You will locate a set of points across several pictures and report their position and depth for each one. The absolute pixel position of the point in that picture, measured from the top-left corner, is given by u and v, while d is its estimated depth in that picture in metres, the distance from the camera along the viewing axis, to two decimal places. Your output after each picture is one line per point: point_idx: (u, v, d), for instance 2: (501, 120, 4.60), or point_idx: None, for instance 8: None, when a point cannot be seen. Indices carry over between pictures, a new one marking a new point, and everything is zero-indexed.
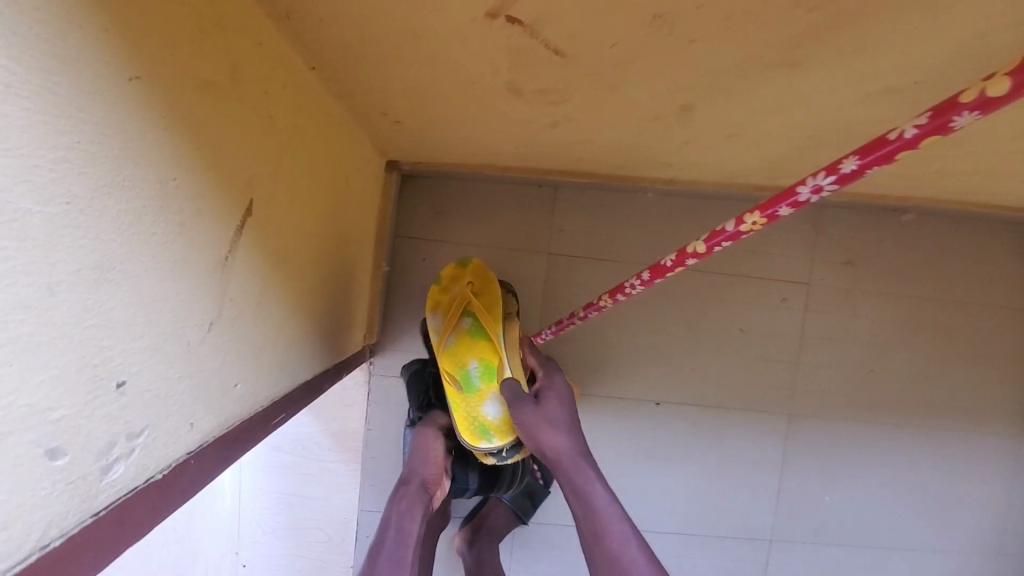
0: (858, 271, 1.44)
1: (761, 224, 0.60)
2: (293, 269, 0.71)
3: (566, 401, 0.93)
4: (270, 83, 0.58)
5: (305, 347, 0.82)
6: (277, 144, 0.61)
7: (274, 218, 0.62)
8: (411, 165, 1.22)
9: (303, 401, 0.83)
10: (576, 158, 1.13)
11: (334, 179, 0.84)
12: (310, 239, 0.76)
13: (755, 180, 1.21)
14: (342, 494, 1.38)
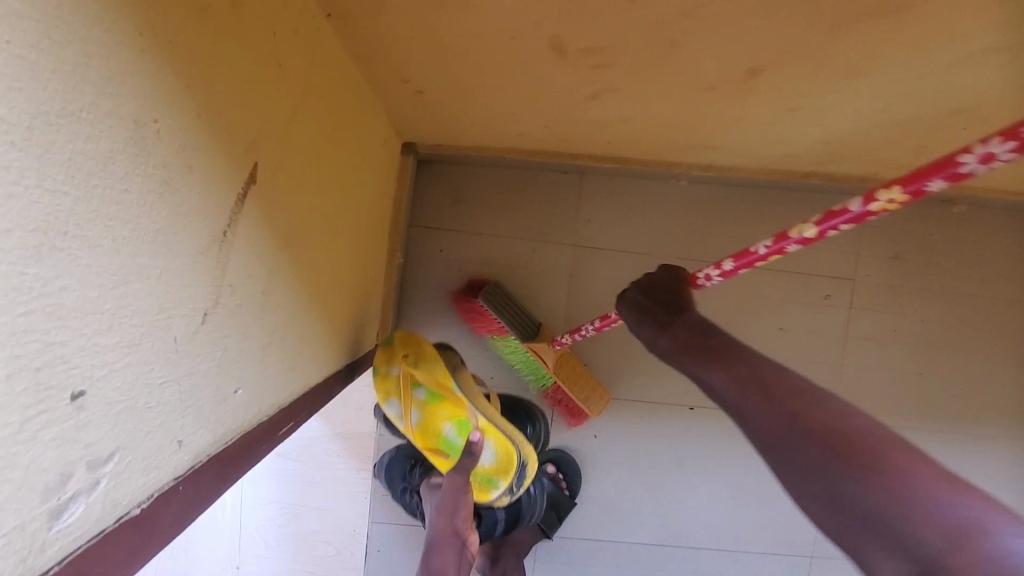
0: (906, 267, 1.33)
1: (901, 201, 0.52)
2: (305, 256, 0.61)
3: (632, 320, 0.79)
4: (280, 23, 0.48)
5: (317, 346, 0.72)
6: (286, 103, 0.51)
7: (282, 191, 0.52)
8: (429, 147, 1.12)
9: (315, 406, 0.74)
10: (610, 141, 1.03)
11: (351, 156, 0.74)
12: (324, 222, 0.67)
13: (803, 163, 1.11)
14: (351, 504, 1.28)
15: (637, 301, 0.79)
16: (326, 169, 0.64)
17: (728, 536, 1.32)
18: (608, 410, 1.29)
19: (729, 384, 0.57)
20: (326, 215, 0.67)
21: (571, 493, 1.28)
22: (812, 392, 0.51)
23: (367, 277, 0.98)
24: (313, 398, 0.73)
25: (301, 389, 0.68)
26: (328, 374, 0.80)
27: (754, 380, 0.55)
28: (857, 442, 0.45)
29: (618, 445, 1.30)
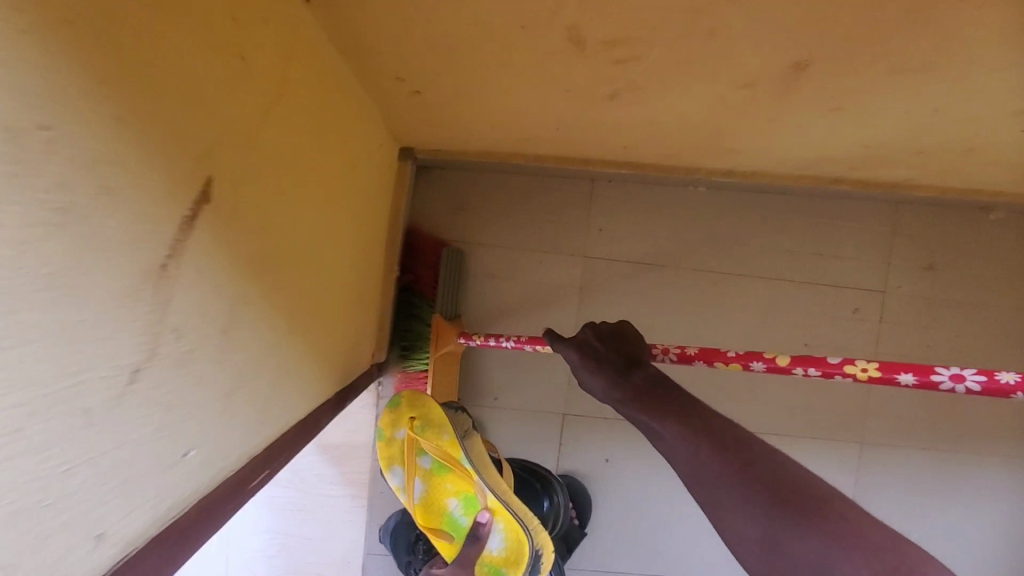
0: (940, 278, 1.24)
1: (868, 377, 0.55)
2: (283, 282, 0.53)
3: (589, 362, 0.69)
4: (247, 8, 0.39)
5: (300, 379, 0.65)
6: (258, 105, 0.43)
7: (252, 209, 0.44)
8: (429, 153, 1.04)
9: (299, 445, 0.66)
10: (624, 145, 0.95)
11: (340, 165, 0.66)
12: (308, 242, 0.59)
13: (833, 167, 1.02)
14: (346, 533, 1.20)
15: (600, 354, 0.69)
16: (309, 180, 0.56)
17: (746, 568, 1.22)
18: (619, 432, 1.20)
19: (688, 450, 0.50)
20: (310, 234, 0.59)
21: (581, 523, 1.19)
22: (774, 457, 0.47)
23: (360, 295, 0.90)
24: (297, 436, 0.65)
25: (280, 431, 0.60)
26: (315, 406, 0.73)
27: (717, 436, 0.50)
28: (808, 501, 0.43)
29: (631, 470, 1.21)
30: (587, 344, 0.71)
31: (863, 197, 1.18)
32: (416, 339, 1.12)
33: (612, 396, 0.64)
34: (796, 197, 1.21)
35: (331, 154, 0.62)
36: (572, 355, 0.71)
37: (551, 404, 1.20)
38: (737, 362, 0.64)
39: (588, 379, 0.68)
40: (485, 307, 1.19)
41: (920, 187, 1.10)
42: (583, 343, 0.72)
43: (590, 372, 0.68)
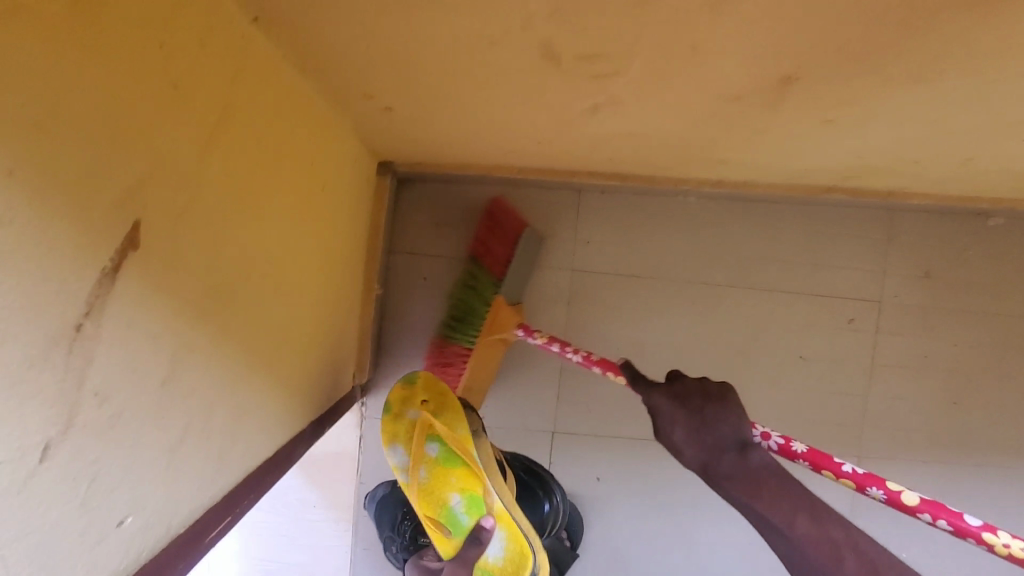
0: (937, 286, 1.21)
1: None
2: (241, 319, 0.50)
3: (682, 413, 0.58)
4: (183, 34, 0.36)
5: (266, 416, 0.61)
6: (200, 134, 0.40)
7: (196, 248, 0.41)
8: (409, 166, 1.01)
9: (268, 484, 0.62)
10: (611, 157, 0.92)
11: (305, 187, 0.63)
12: (269, 272, 0.55)
13: (827, 177, 0.99)
14: (332, 560, 1.16)
15: (701, 407, 0.57)
16: (268, 208, 0.53)
17: None
18: (611, 450, 1.17)
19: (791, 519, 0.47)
20: (271, 265, 0.56)
21: (572, 545, 1.15)
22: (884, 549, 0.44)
23: (336, 317, 0.87)
24: (265, 475, 0.61)
25: (246, 472, 0.57)
26: (287, 439, 0.69)
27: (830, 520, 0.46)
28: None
29: (624, 488, 1.18)
30: (687, 394, 0.60)
31: (858, 205, 1.16)
32: (469, 315, 1.05)
33: (704, 463, 0.54)
34: (788, 205, 1.18)
35: (293, 180, 0.59)
36: (660, 403, 0.61)
37: (541, 421, 1.17)
38: (849, 480, 0.52)
39: (671, 432, 0.58)
40: None
41: (916, 195, 1.07)
42: (675, 393, 0.61)
43: (677, 424, 0.58)
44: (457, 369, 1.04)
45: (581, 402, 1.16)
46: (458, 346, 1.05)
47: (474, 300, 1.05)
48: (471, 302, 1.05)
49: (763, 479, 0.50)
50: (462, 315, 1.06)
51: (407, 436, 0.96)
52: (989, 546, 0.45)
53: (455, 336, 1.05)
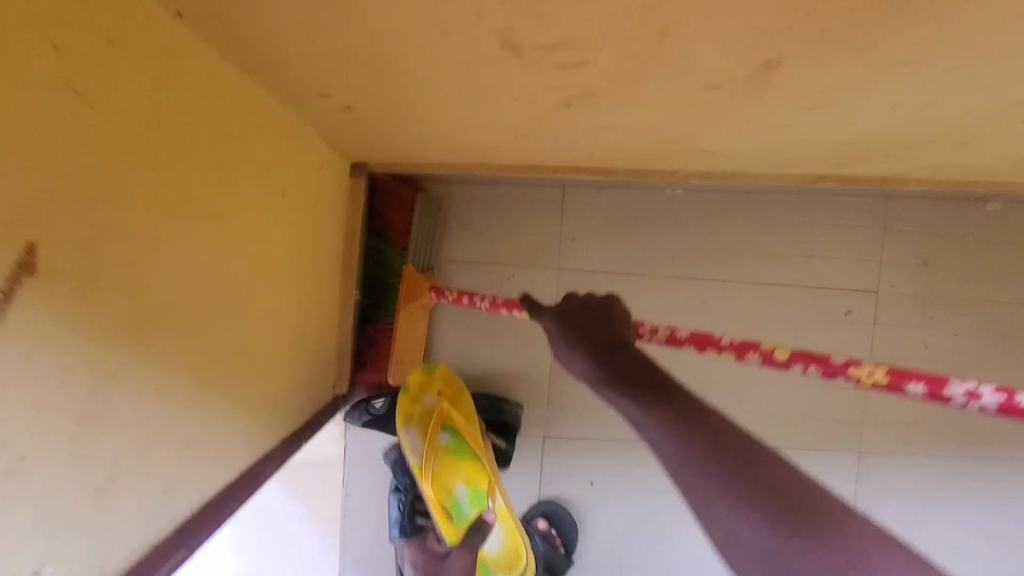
0: (935, 275, 1.17)
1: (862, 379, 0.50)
2: (184, 341, 0.47)
3: (567, 335, 0.64)
4: (82, 44, 0.34)
5: (226, 438, 0.58)
6: (110, 150, 0.37)
7: (118, 273, 0.39)
8: (384, 167, 0.97)
9: (232, 509, 0.59)
10: (593, 152, 0.88)
11: (260, 195, 0.60)
12: (221, 288, 0.53)
13: (818, 165, 0.95)
14: (320, 573, 1.14)
15: (585, 330, 0.64)
16: (212, 221, 0.50)
17: None
18: (604, 452, 1.14)
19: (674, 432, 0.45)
20: (223, 279, 0.53)
21: (567, 552, 1.12)
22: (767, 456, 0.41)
23: (309, 327, 0.83)
24: (229, 501, 0.59)
25: (202, 501, 0.54)
26: (256, 459, 0.66)
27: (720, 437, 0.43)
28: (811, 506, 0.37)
29: (620, 491, 1.14)
30: (575, 318, 0.67)
31: (852, 193, 1.11)
32: (384, 289, 1.04)
33: (589, 375, 0.58)
34: (780, 195, 1.14)
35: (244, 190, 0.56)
36: (553, 327, 0.67)
37: (530, 425, 1.13)
38: (729, 350, 0.59)
39: (563, 353, 0.64)
40: (456, 326, 1.13)
41: (911, 181, 1.04)
42: (568, 319, 0.67)
43: (565, 346, 0.63)
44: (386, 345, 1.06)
45: (571, 404, 1.13)
46: (381, 324, 1.05)
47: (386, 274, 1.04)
48: (385, 278, 1.04)
49: (654, 386, 0.50)
50: (376, 293, 1.04)
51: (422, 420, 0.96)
52: (854, 378, 0.50)
53: (375, 316, 1.04)
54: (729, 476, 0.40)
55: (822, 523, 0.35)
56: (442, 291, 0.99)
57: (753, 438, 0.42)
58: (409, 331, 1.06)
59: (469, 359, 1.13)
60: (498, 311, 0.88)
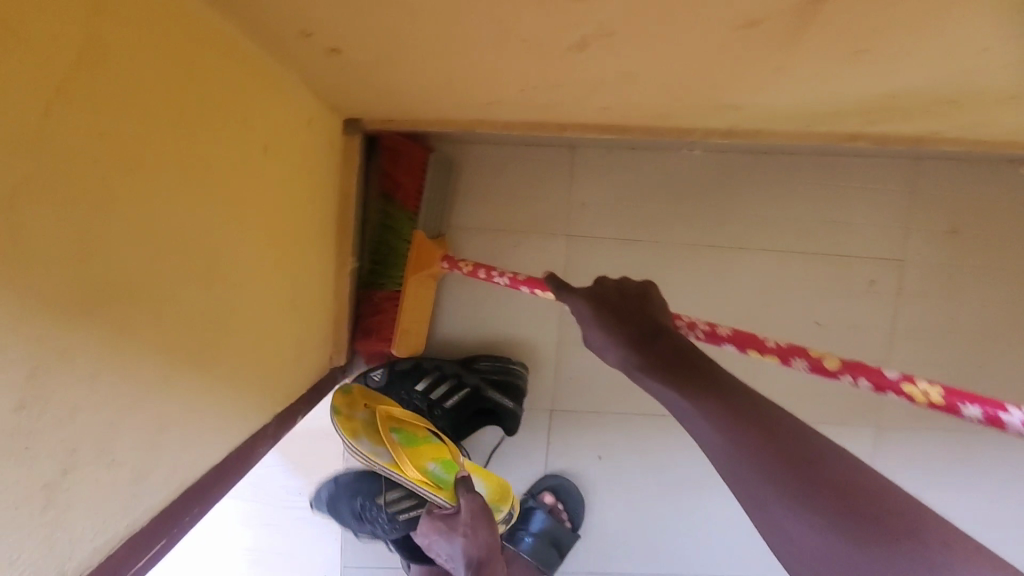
0: (964, 242, 1.10)
1: (903, 396, 0.51)
2: (150, 318, 0.43)
3: (596, 313, 0.65)
4: None
5: (206, 420, 0.54)
6: (47, 98, 0.32)
7: (61, 245, 0.34)
8: (379, 124, 0.90)
9: (214, 497, 0.56)
10: (606, 106, 0.81)
11: (234, 151, 0.54)
12: (191, 257, 0.48)
13: (847, 122, 0.88)
14: (321, 548, 1.11)
15: (616, 309, 0.64)
16: (178, 181, 0.45)
17: (754, 563, 1.14)
18: (612, 426, 1.10)
19: (733, 431, 0.45)
20: (194, 247, 0.48)
21: (573, 526, 1.10)
22: (836, 453, 0.42)
23: (300, 297, 0.78)
24: (209, 488, 0.55)
25: (179, 488, 0.51)
26: (244, 438, 0.63)
27: (781, 436, 0.43)
28: (877, 500, 0.38)
29: (628, 465, 1.11)
30: (604, 295, 0.67)
31: (880, 154, 1.04)
32: (391, 254, 0.98)
33: (623, 359, 0.60)
34: (802, 156, 1.06)
35: (212, 146, 0.50)
36: (580, 306, 0.67)
37: (536, 399, 1.09)
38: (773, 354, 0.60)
39: (590, 334, 0.65)
40: (459, 297, 1.06)
41: (947, 141, 0.96)
42: (595, 295, 0.67)
43: (594, 325, 0.64)
44: (390, 316, 0.99)
45: (578, 377, 1.08)
46: (387, 292, 0.99)
47: (393, 239, 0.98)
48: (392, 243, 0.98)
49: (691, 373, 0.52)
50: (383, 258, 0.99)
51: (365, 429, 0.91)
52: (903, 397, 0.50)
53: (382, 283, 0.99)
54: (771, 463, 0.42)
55: (888, 521, 0.37)
56: (456, 262, 0.95)
57: (790, 426, 0.44)
58: (417, 302, 0.99)
59: (472, 332, 1.07)
60: (516, 287, 0.86)
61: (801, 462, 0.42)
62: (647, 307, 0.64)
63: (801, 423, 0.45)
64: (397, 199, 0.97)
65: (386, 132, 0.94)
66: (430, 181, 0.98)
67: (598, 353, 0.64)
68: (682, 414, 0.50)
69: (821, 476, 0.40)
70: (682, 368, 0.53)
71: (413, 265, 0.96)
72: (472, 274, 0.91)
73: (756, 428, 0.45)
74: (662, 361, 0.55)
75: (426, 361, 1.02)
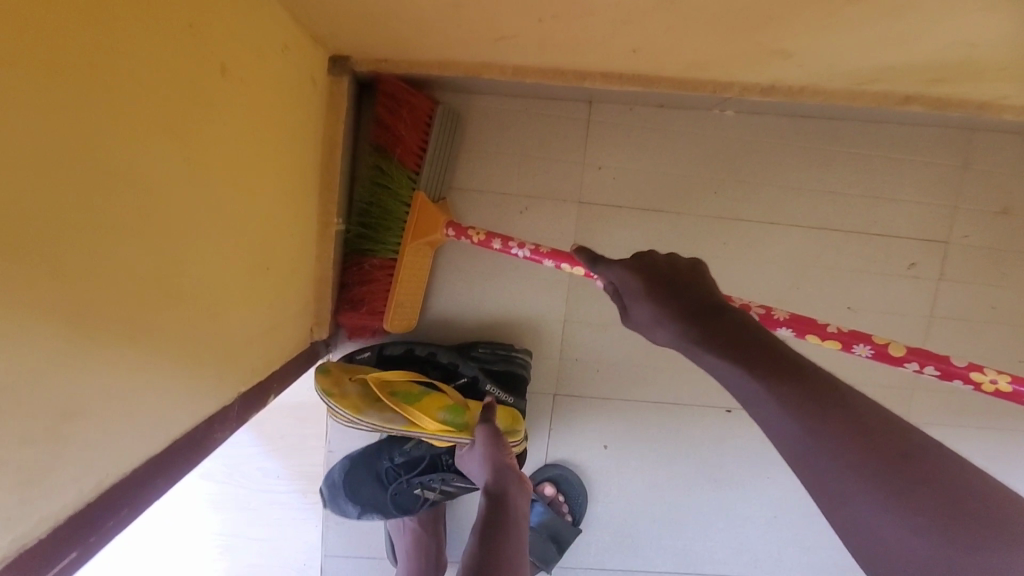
0: (1020, 224, 0.99)
1: (980, 384, 0.55)
2: (19, 277, 0.32)
3: (647, 286, 0.60)
4: None
5: (126, 409, 0.43)
6: None
7: None
8: (372, 63, 0.79)
9: (134, 511, 0.46)
10: (634, 49, 0.70)
11: (170, 65, 0.43)
12: (96, 193, 0.37)
13: (907, 81, 0.76)
14: (300, 535, 1.03)
15: (667, 282, 0.60)
16: (74, 87, 0.34)
17: (763, 563, 1.06)
18: (620, 414, 1.01)
19: (809, 419, 0.41)
20: (98, 181, 0.37)
21: (573, 518, 1.02)
22: (923, 445, 0.38)
23: (275, 259, 0.68)
24: (131, 497, 0.46)
25: (88, 481, 0.41)
26: (187, 432, 0.53)
27: (861, 427, 0.40)
28: (967, 503, 0.35)
29: (635, 455, 1.02)
30: (653, 266, 0.62)
31: (933, 121, 0.92)
32: (383, 218, 0.86)
33: (674, 335, 0.56)
34: (845, 122, 0.95)
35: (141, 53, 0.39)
36: (628, 278, 0.62)
37: (539, 382, 1.00)
38: (836, 340, 0.60)
39: (637, 308, 0.60)
40: (458, 268, 0.96)
41: (1014, 108, 0.84)
42: (642, 267, 0.62)
43: (643, 299, 0.60)
44: (383, 286, 0.88)
45: (586, 360, 0.99)
46: (379, 260, 0.87)
47: (386, 199, 0.86)
48: (385, 204, 0.86)
49: (752, 349, 0.49)
50: (372, 221, 0.87)
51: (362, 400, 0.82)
52: (977, 383, 0.55)
53: (373, 249, 0.87)
54: (845, 448, 0.39)
55: (978, 526, 0.34)
56: (464, 229, 0.85)
57: (868, 409, 0.41)
58: (412, 273, 0.89)
59: (472, 307, 0.97)
60: (540, 262, 0.78)
61: (885, 454, 0.38)
62: (698, 286, 0.59)
63: (884, 410, 0.41)
64: (393, 154, 0.84)
65: (385, 77, 0.82)
66: (434, 138, 0.87)
67: (648, 330, 0.60)
68: (747, 395, 0.46)
69: (909, 472, 0.37)
70: (746, 349, 0.49)
71: (412, 230, 0.85)
72: (484, 245, 0.83)
73: (835, 413, 0.41)
74: (722, 339, 0.51)
75: (419, 344, 0.93)
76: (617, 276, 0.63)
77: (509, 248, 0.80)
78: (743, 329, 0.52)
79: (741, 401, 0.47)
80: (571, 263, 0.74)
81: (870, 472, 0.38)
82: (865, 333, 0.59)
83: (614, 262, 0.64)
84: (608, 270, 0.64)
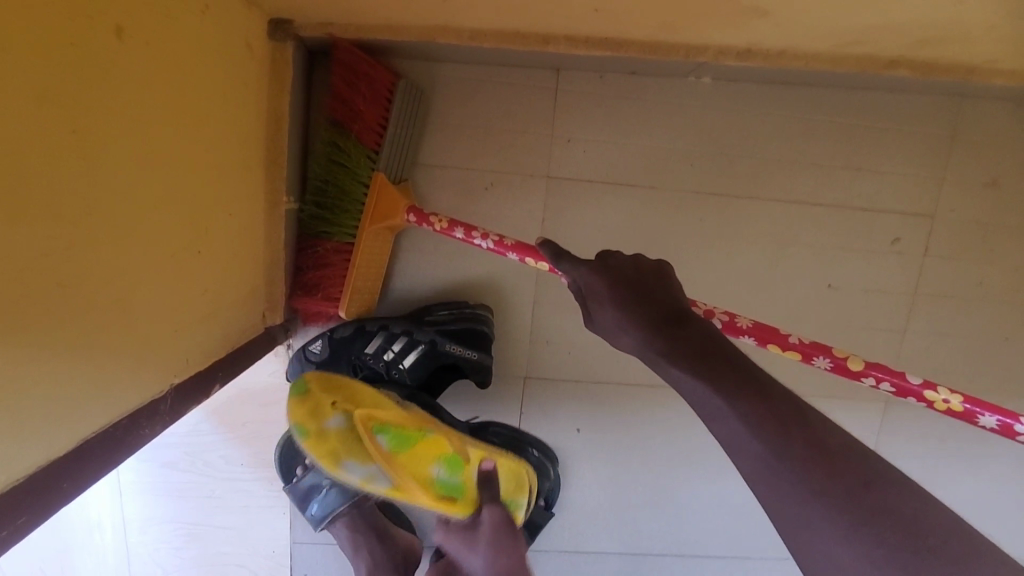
0: (1008, 197, 0.95)
1: (940, 406, 0.52)
2: None
3: (611, 290, 0.55)
4: None
5: (13, 413, 0.39)
6: None
7: None
8: (318, 26, 0.73)
9: (37, 518, 0.43)
10: (597, 7, 0.64)
11: (42, 22, 0.37)
12: None
13: (890, 42, 0.71)
14: (266, 523, 1.00)
15: (634, 286, 0.55)
16: None
17: (735, 544, 1.05)
18: (593, 397, 0.98)
19: (771, 439, 0.40)
20: None
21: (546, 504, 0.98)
22: (886, 476, 0.37)
23: (210, 244, 0.63)
24: (33, 502, 0.42)
25: None
26: (97, 431, 0.49)
27: (823, 453, 0.39)
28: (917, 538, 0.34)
29: (608, 439, 1.00)
30: (618, 269, 0.57)
31: (921, 88, 0.88)
32: (338, 199, 0.81)
33: (638, 343, 0.52)
34: (831, 89, 0.90)
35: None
36: (593, 280, 0.57)
37: (509, 366, 0.96)
38: (796, 352, 0.56)
39: (600, 311, 0.56)
40: (421, 252, 0.91)
41: (1005, 73, 0.79)
42: (610, 269, 0.57)
43: (607, 303, 0.55)
44: (339, 271, 0.83)
45: (556, 342, 0.95)
46: (335, 243, 0.83)
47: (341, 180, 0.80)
48: (341, 184, 0.80)
49: (717, 363, 0.46)
50: (327, 202, 0.82)
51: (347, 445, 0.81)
52: (929, 402, 0.52)
53: (328, 232, 0.83)
54: (809, 474, 0.38)
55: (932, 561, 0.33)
56: (426, 217, 0.80)
57: (833, 435, 0.40)
58: (369, 259, 0.84)
59: (438, 289, 0.93)
60: (504, 255, 0.73)
61: (845, 482, 0.37)
62: (664, 291, 0.55)
63: (848, 435, 0.40)
64: (350, 130, 0.78)
65: (340, 44, 0.76)
66: (397, 116, 0.80)
67: (612, 337, 0.56)
68: (705, 413, 0.45)
69: (869, 504, 0.36)
70: (708, 366, 0.46)
71: (370, 215, 0.80)
72: (445, 234, 0.77)
73: (797, 438, 0.40)
74: (685, 353, 0.48)
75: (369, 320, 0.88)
76: (580, 275, 0.58)
77: (468, 237, 0.76)
78: (708, 343, 0.49)
79: (700, 415, 0.46)
80: (535, 257, 0.69)
81: (828, 496, 0.37)
82: (826, 346, 0.56)
83: (579, 260, 0.59)
84: (573, 275, 0.59)
